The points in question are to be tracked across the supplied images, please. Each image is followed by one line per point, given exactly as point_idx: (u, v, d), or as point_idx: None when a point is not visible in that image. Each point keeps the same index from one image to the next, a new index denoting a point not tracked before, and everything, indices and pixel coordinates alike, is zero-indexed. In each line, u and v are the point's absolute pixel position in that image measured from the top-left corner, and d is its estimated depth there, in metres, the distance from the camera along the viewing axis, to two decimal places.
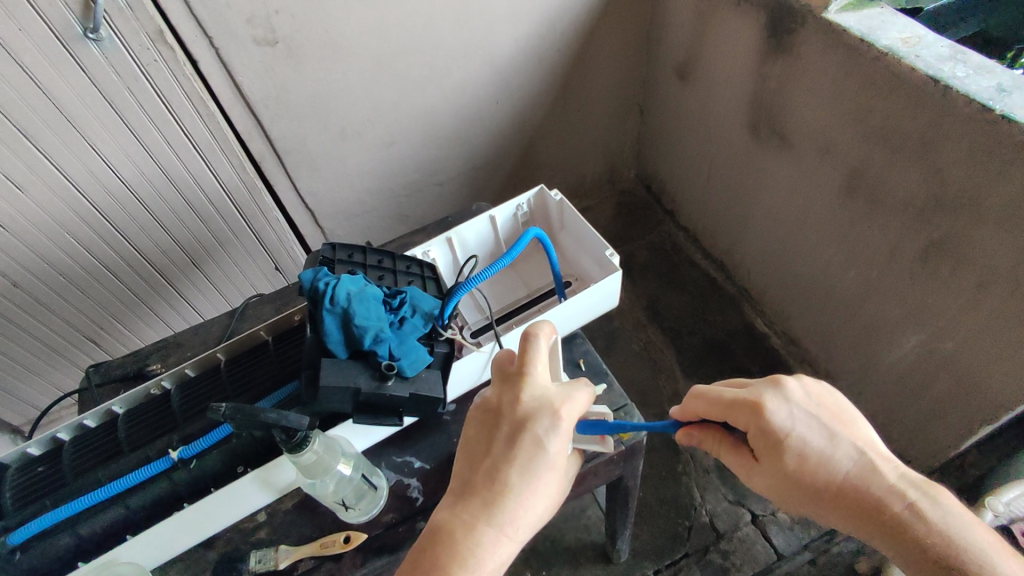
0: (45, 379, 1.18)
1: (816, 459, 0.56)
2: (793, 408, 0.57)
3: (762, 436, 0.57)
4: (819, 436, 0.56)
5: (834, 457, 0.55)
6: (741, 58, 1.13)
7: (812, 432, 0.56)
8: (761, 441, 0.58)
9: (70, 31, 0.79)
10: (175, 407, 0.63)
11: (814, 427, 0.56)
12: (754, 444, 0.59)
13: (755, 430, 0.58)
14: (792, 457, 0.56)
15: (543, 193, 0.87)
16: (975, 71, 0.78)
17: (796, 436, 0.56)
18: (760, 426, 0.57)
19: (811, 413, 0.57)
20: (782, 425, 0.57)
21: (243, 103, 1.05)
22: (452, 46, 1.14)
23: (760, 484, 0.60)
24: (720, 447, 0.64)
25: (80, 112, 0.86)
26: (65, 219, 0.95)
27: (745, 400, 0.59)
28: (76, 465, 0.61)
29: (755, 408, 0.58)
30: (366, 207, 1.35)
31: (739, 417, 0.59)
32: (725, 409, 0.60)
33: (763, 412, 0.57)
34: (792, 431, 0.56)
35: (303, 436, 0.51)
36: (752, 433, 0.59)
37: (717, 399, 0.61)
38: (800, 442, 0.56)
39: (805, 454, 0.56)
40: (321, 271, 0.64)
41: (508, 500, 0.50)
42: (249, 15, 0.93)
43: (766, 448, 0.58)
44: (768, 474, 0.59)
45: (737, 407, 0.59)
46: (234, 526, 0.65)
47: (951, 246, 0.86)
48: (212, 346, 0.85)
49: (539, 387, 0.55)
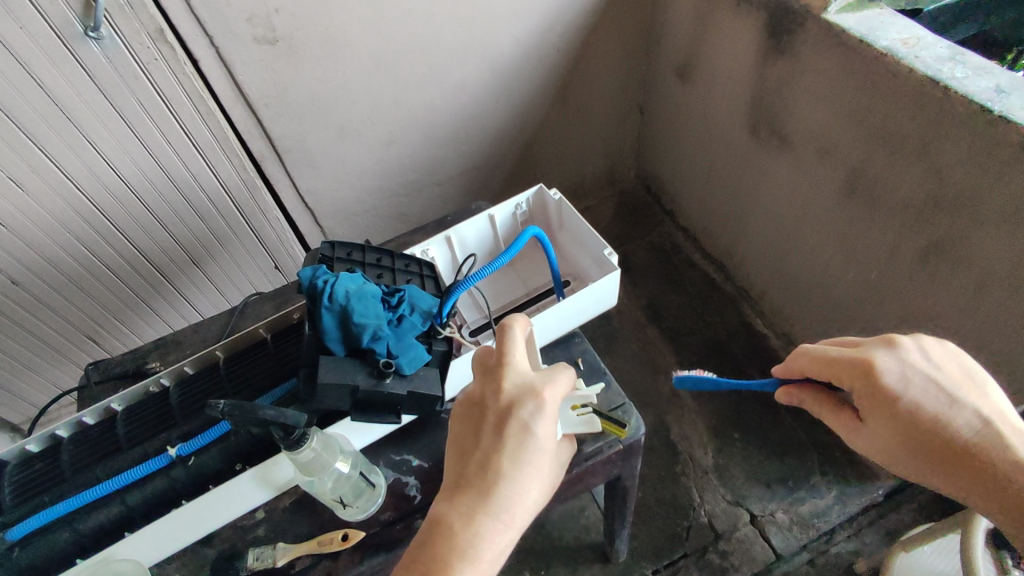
0: (44, 376, 1.18)
1: (933, 422, 0.57)
2: (915, 369, 0.58)
3: (874, 396, 0.58)
4: (940, 399, 0.57)
5: (958, 422, 0.56)
6: (741, 59, 1.13)
7: (932, 394, 0.57)
8: (870, 403, 0.59)
9: (71, 29, 0.80)
10: (174, 405, 0.63)
11: (936, 390, 0.57)
12: (861, 405, 0.60)
13: (866, 391, 0.59)
14: (906, 420, 0.57)
15: (542, 192, 0.87)
16: (974, 72, 0.78)
17: (913, 396, 0.57)
18: (872, 384, 0.58)
19: (929, 375, 0.57)
20: (895, 386, 0.57)
21: (243, 101, 1.05)
22: (453, 46, 1.14)
23: (862, 443, 0.62)
24: (817, 406, 0.65)
25: (80, 110, 0.86)
26: (66, 217, 0.95)
27: (859, 356, 0.59)
28: (74, 462, 0.61)
29: (869, 367, 0.58)
30: (366, 206, 1.35)
31: (849, 376, 0.60)
32: (835, 367, 0.61)
33: (875, 373, 0.58)
34: (905, 393, 0.57)
35: (301, 433, 0.51)
36: (863, 394, 0.59)
37: (827, 357, 0.62)
38: (918, 404, 0.57)
39: (921, 416, 0.57)
40: (319, 269, 0.64)
41: (501, 488, 0.50)
42: (249, 13, 0.94)
43: (876, 409, 0.59)
44: (876, 434, 0.60)
45: (849, 365, 0.60)
46: (231, 524, 0.65)
47: (950, 246, 0.86)
48: (211, 344, 0.85)
49: (520, 374, 0.55)
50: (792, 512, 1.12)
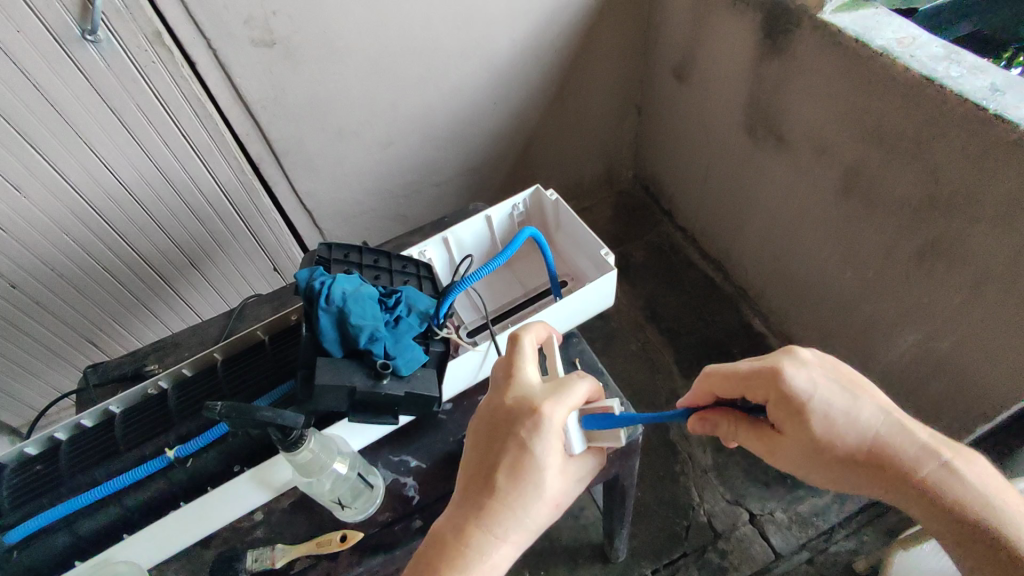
0: (43, 379, 1.18)
1: (843, 427, 0.55)
2: (817, 374, 0.57)
3: (787, 407, 0.57)
4: (842, 400, 0.56)
5: (864, 424, 0.55)
6: (738, 59, 1.14)
7: (835, 399, 0.56)
8: (784, 412, 0.57)
9: (68, 33, 0.80)
10: (172, 406, 0.63)
11: (840, 392, 0.56)
12: (775, 418, 0.58)
13: (776, 402, 0.57)
14: (820, 426, 0.56)
15: (539, 192, 0.87)
16: (969, 71, 0.78)
17: (820, 401, 0.56)
18: (784, 395, 0.56)
19: (830, 377, 0.57)
20: (804, 391, 0.56)
21: (241, 104, 1.05)
22: (450, 48, 1.15)
23: (781, 459, 0.59)
24: (735, 427, 0.62)
25: (78, 114, 0.87)
26: (64, 220, 0.95)
27: (765, 371, 0.57)
28: (73, 465, 0.61)
29: (777, 379, 0.56)
30: (364, 208, 1.36)
31: (760, 389, 0.58)
32: (746, 383, 0.59)
33: (785, 381, 0.56)
34: (815, 397, 0.56)
35: (298, 435, 0.51)
36: (774, 406, 0.58)
37: (735, 374, 0.60)
38: (826, 409, 0.56)
39: (832, 421, 0.55)
40: (316, 271, 0.64)
41: (500, 504, 0.50)
42: (246, 16, 0.94)
43: (790, 421, 0.57)
44: (793, 448, 0.58)
45: (758, 380, 0.58)
46: (230, 526, 0.65)
47: (947, 245, 0.86)
48: (210, 346, 0.85)
49: (526, 390, 0.55)
50: (791, 511, 1.12)
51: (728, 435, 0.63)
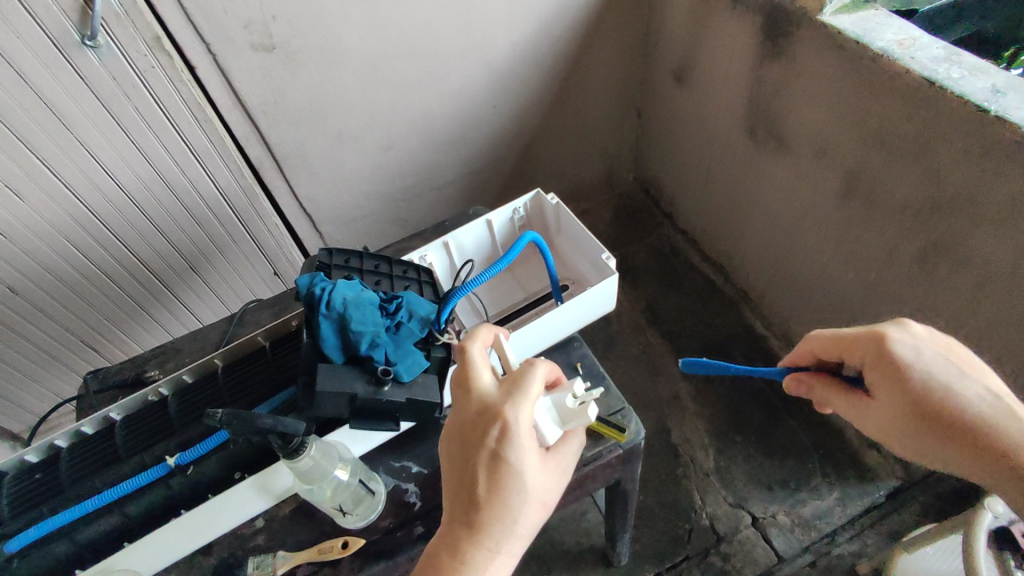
0: (43, 385, 1.18)
1: (944, 395, 0.58)
2: (920, 344, 0.60)
3: (878, 367, 0.61)
4: (945, 372, 0.58)
5: (966, 398, 0.57)
6: (738, 60, 1.13)
7: (937, 367, 0.58)
8: (879, 375, 0.61)
9: (68, 38, 0.80)
10: (172, 414, 0.63)
11: (946, 363, 0.59)
12: (869, 380, 0.62)
13: (870, 363, 0.62)
14: (915, 387, 0.58)
15: (540, 197, 0.87)
16: (970, 73, 0.78)
17: (920, 369, 0.59)
18: (882, 355, 0.60)
19: (936, 350, 0.59)
20: (906, 356, 0.59)
21: (240, 108, 1.05)
22: (450, 51, 1.15)
23: (870, 424, 0.62)
24: (826, 390, 0.66)
25: (78, 119, 0.86)
26: (64, 225, 0.95)
27: (865, 334, 0.62)
28: (73, 472, 0.61)
29: (874, 339, 0.61)
30: (364, 211, 1.35)
31: (855, 352, 0.63)
32: (844, 345, 0.64)
33: (887, 343, 0.60)
34: (916, 365, 0.59)
35: (300, 441, 0.51)
36: (867, 367, 0.62)
37: (831, 336, 0.65)
38: (925, 375, 0.58)
39: (932, 385, 0.58)
40: (317, 276, 0.64)
41: (488, 517, 0.51)
42: (246, 21, 0.94)
43: (882, 383, 0.61)
44: (881, 411, 0.61)
45: (857, 343, 0.62)
46: (231, 533, 0.65)
47: (948, 246, 0.86)
48: (210, 352, 0.85)
49: (485, 395, 0.55)
50: (793, 514, 1.11)
51: (824, 400, 0.67)
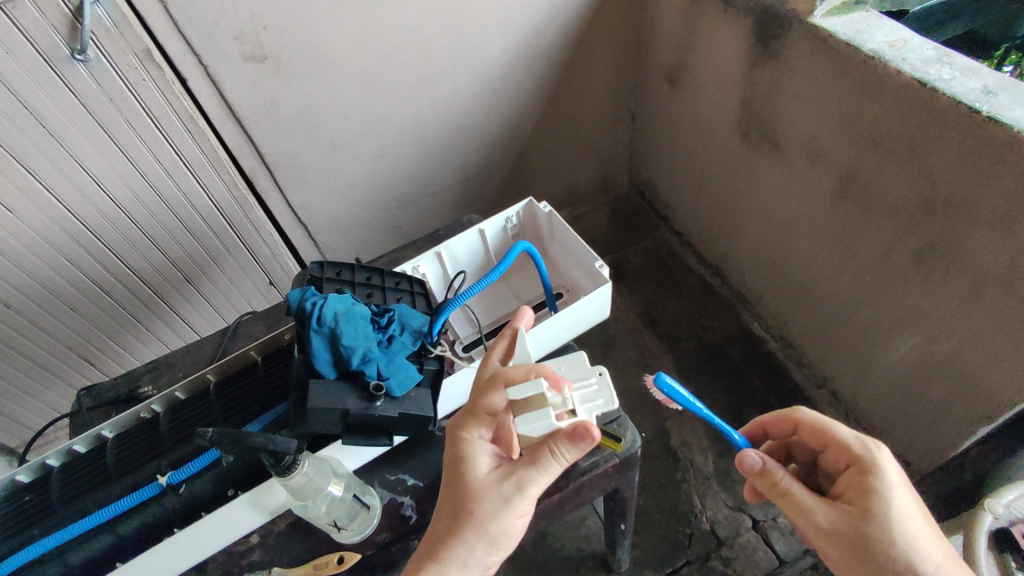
0: (39, 399, 1.17)
1: (914, 532, 0.55)
2: (905, 475, 0.59)
3: (863, 475, 0.58)
4: (918, 513, 0.57)
5: (931, 547, 0.55)
6: (730, 63, 1.13)
7: (913, 505, 0.57)
8: (858, 488, 0.58)
9: (57, 52, 0.80)
10: (164, 431, 0.63)
11: (920, 506, 0.57)
12: (845, 486, 0.59)
13: (855, 469, 0.59)
14: (891, 512, 0.56)
15: (532, 205, 0.86)
16: (961, 74, 0.78)
17: (900, 500, 0.56)
18: (873, 467, 0.58)
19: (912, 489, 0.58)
20: (892, 481, 0.57)
21: (233, 119, 1.05)
22: (442, 58, 1.14)
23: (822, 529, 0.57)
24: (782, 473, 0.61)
25: (69, 133, 0.86)
26: (56, 239, 0.95)
27: (865, 440, 0.60)
28: (64, 493, 0.60)
29: (875, 451, 0.59)
30: (358, 220, 1.35)
31: (844, 453, 0.60)
32: (836, 443, 0.61)
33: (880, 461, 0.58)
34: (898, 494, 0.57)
35: (291, 459, 0.51)
36: (850, 472, 0.59)
37: (827, 427, 0.62)
38: (904, 503, 0.56)
39: (909, 518, 0.56)
40: (308, 291, 0.64)
41: (437, 523, 0.54)
42: (236, 31, 0.93)
43: (859, 494, 0.57)
44: (846, 519, 0.56)
45: (851, 447, 0.60)
46: (226, 549, 0.65)
47: (944, 247, 0.86)
48: (204, 366, 0.85)
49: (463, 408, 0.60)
50: None
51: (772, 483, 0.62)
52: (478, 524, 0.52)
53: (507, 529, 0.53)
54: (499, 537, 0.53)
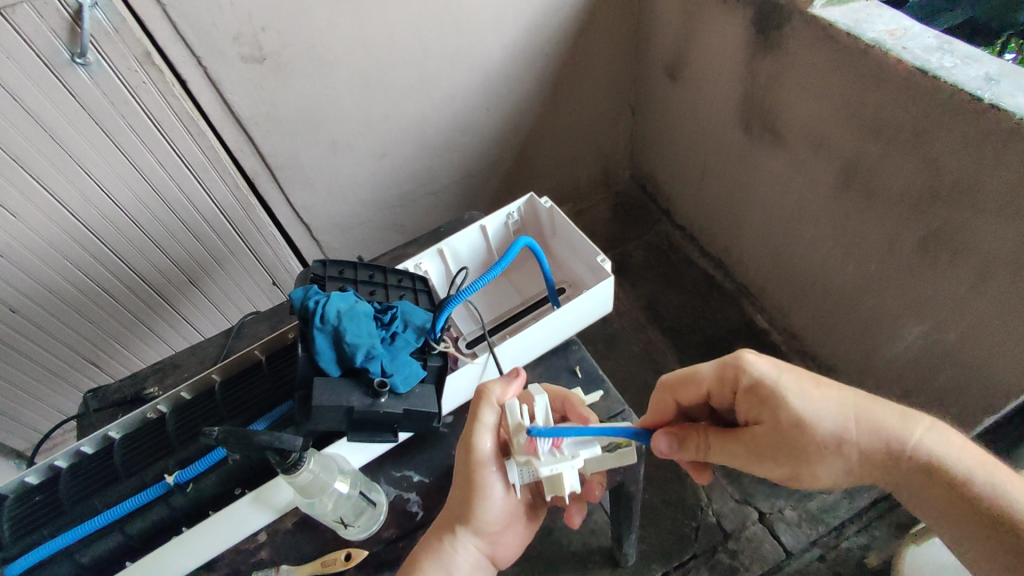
0: (46, 402, 1.18)
1: (821, 408, 0.57)
2: (784, 360, 0.61)
3: (754, 395, 0.59)
4: (812, 382, 0.59)
5: (843, 404, 0.57)
6: (730, 54, 1.13)
7: (807, 381, 0.59)
8: (752, 399, 0.60)
9: (58, 57, 0.80)
10: (170, 432, 0.63)
11: (815, 374, 0.60)
12: (746, 409, 0.60)
13: (744, 392, 0.60)
14: (795, 408, 0.57)
15: (533, 200, 0.86)
16: (963, 61, 0.78)
17: (788, 382, 0.58)
18: (747, 378, 0.59)
19: (791, 363, 0.61)
20: (769, 372, 0.59)
21: (233, 120, 1.05)
22: (441, 56, 1.15)
23: (763, 460, 0.59)
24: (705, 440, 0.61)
25: (71, 137, 0.87)
26: (60, 243, 0.95)
27: (725, 359, 0.61)
28: (73, 493, 0.61)
29: (737, 366, 0.60)
30: (361, 219, 1.35)
31: (726, 385, 0.62)
32: (708, 381, 0.63)
33: (745, 363, 0.60)
34: (781, 377, 0.59)
35: (297, 457, 0.51)
36: (743, 397, 0.60)
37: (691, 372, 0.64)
38: (797, 390, 0.58)
39: (811, 402, 0.57)
40: (311, 289, 0.64)
41: (447, 508, 0.61)
42: (235, 33, 0.94)
43: (764, 412, 0.59)
44: (772, 441, 0.58)
45: (722, 373, 0.61)
46: (235, 546, 0.65)
47: (947, 237, 0.86)
48: (209, 366, 0.85)
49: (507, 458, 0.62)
50: (800, 508, 1.13)
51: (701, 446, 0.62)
52: (467, 488, 0.58)
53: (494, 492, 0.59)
54: (491, 501, 0.59)
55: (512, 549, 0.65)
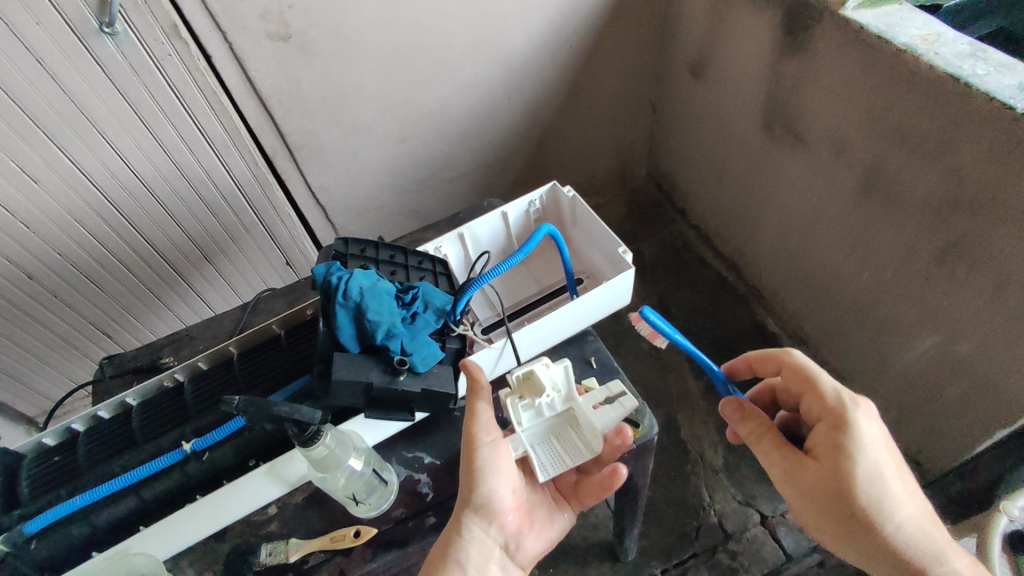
0: (59, 370, 1.19)
1: (884, 490, 0.58)
2: (883, 428, 0.60)
3: (836, 432, 0.59)
4: (889, 462, 0.59)
5: (902, 495, 0.58)
6: (757, 53, 1.12)
7: (890, 457, 0.59)
8: (830, 439, 0.59)
9: (86, 25, 0.80)
10: (187, 400, 0.64)
11: (894, 454, 0.59)
12: (819, 441, 0.60)
13: (828, 425, 0.60)
14: (861, 473, 0.58)
15: (555, 189, 0.86)
16: (996, 70, 0.77)
17: (872, 451, 0.58)
18: (848, 426, 0.59)
19: (886, 433, 0.60)
20: (865, 431, 0.59)
21: (256, 97, 1.05)
22: (464, 43, 1.14)
23: (798, 484, 0.61)
24: (762, 430, 0.64)
25: (92, 104, 0.87)
26: (78, 211, 0.95)
27: (839, 394, 0.60)
28: (91, 456, 0.61)
29: (849, 405, 0.59)
30: (377, 203, 1.36)
31: (818, 406, 0.61)
32: (815, 395, 0.61)
33: (854, 409, 0.59)
34: (870, 440, 0.58)
35: (315, 430, 0.51)
36: (822, 428, 0.60)
37: (811, 378, 0.62)
38: (875, 458, 0.58)
39: (880, 478, 0.58)
40: (333, 265, 0.64)
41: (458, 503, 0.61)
42: (262, 10, 0.93)
43: (830, 450, 0.59)
44: (818, 478, 0.59)
45: (826, 402, 0.60)
46: (244, 519, 0.66)
47: (969, 247, 0.85)
48: (224, 339, 0.85)
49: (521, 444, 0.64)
50: None
51: (748, 437, 0.66)
52: (467, 470, 0.60)
53: (498, 473, 0.60)
54: (496, 485, 0.60)
55: (533, 548, 0.66)
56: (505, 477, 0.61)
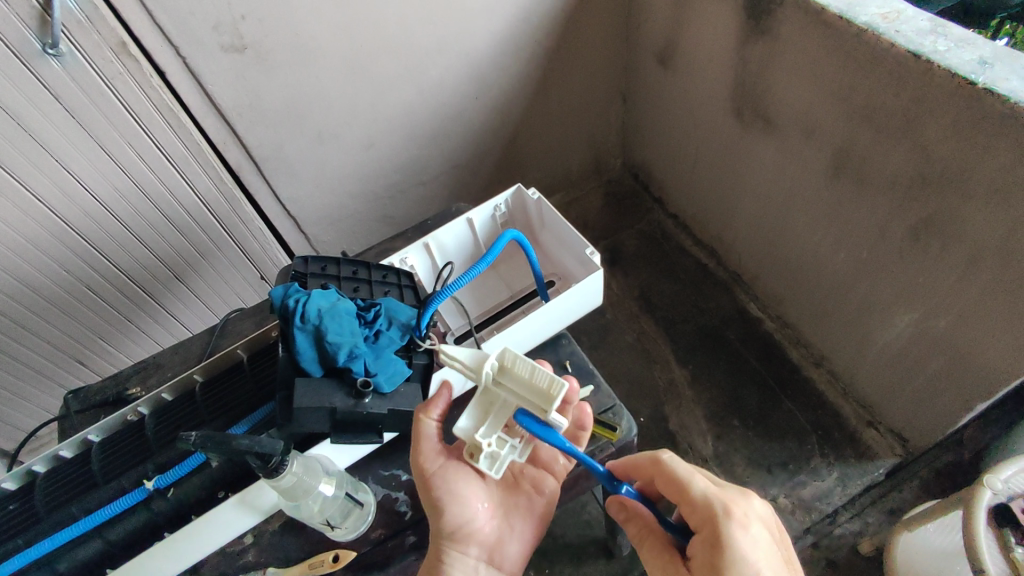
0: (31, 402, 1.16)
1: None
2: (764, 539, 0.55)
3: (710, 548, 0.54)
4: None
5: None
6: (722, 39, 1.11)
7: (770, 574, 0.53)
8: (705, 554, 0.55)
9: (29, 48, 0.77)
10: (149, 435, 0.62)
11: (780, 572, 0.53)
12: (696, 554, 0.56)
13: (703, 537, 0.56)
14: None
15: (521, 192, 0.85)
16: (956, 44, 0.76)
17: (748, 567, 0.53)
18: (718, 537, 0.54)
19: (769, 548, 0.54)
20: (739, 544, 0.53)
21: (215, 112, 1.03)
22: (427, 43, 1.12)
23: None
24: (646, 533, 0.64)
25: (45, 130, 0.84)
26: (39, 239, 0.92)
27: (712, 505, 0.56)
28: (49, 500, 0.59)
29: (718, 514, 0.55)
30: (349, 211, 1.33)
31: (693, 517, 0.57)
32: (688, 503, 0.58)
33: (727, 518, 0.55)
34: (745, 557, 0.53)
35: (279, 460, 0.50)
36: (699, 540, 0.56)
37: (681, 485, 0.58)
38: None
39: None
40: (291, 288, 0.63)
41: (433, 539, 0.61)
42: (214, 22, 0.91)
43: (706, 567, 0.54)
44: None
45: (699, 512, 0.56)
46: (220, 550, 0.64)
47: (941, 224, 0.84)
48: (193, 365, 0.83)
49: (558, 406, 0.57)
50: (794, 496, 1.13)
51: (639, 541, 0.65)
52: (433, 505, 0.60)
53: (461, 497, 0.60)
54: (462, 511, 0.60)
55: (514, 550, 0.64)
56: (470, 499, 0.61)
